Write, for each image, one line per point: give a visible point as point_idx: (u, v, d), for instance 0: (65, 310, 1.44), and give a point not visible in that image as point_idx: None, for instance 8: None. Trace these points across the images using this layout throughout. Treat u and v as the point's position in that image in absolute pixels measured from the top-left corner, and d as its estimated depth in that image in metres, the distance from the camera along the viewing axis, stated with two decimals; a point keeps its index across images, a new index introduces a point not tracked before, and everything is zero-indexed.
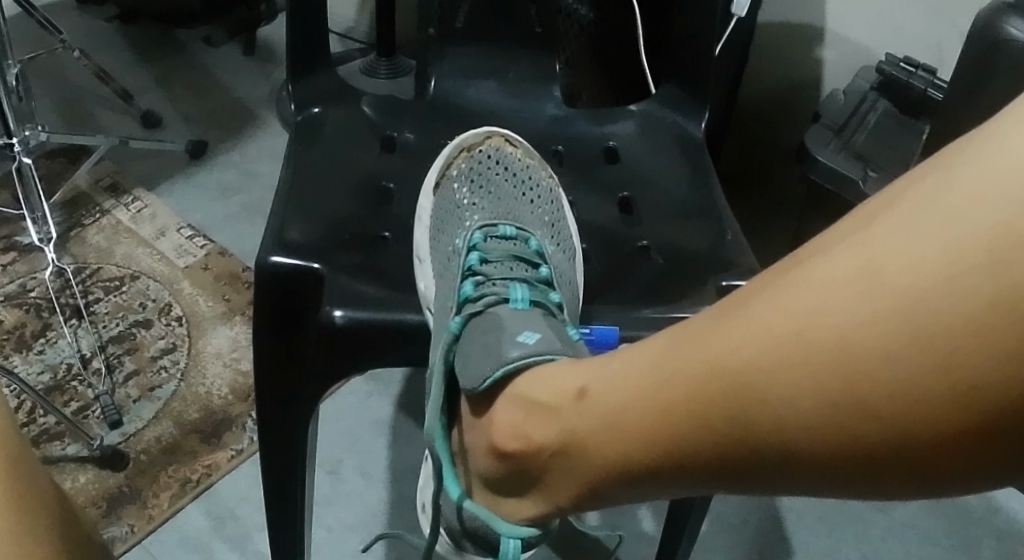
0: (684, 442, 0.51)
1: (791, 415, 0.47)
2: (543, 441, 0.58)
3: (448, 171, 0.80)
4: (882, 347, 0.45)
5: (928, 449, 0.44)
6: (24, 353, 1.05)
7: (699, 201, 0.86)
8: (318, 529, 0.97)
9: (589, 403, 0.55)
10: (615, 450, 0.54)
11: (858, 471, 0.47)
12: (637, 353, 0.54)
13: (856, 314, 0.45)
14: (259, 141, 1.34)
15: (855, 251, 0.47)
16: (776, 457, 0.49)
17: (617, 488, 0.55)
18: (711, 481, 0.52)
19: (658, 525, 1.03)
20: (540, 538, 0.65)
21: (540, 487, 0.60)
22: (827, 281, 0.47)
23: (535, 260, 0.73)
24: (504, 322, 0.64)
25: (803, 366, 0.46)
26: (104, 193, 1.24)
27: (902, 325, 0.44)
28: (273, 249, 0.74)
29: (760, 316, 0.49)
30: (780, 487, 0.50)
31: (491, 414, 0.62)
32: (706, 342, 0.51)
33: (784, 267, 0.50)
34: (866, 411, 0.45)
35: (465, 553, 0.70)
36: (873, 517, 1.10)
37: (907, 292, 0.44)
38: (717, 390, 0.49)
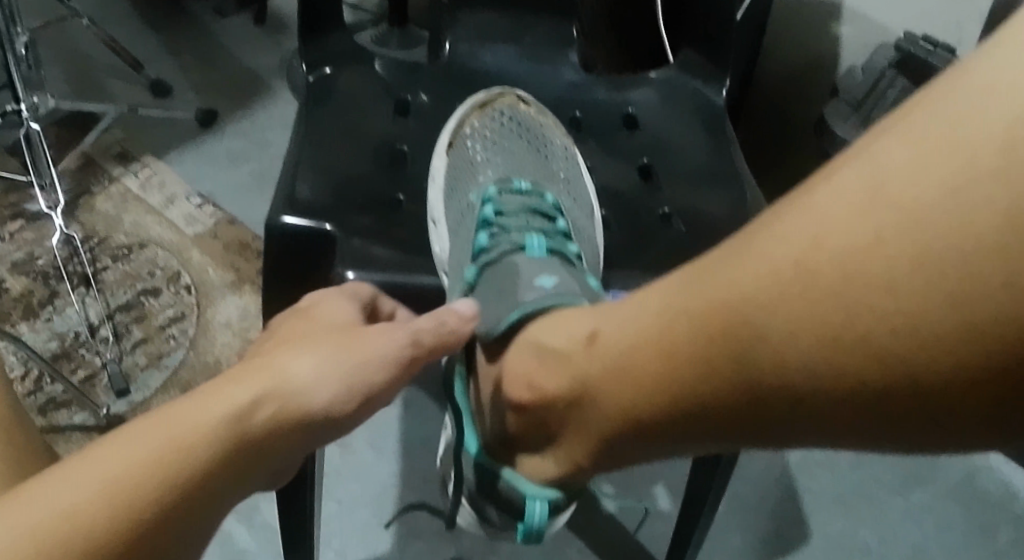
0: (685, 384, 0.49)
1: (792, 351, 0.45)
2: (556, 392, 0.56)
3: (462, 128, 0.78)
4: (888, 272, 0.42)
5: (941, 386, 0.41)
6: (32, 320, 1.04)
7: (720, 165, 0.84)
8: (328, 502, 0.96)
9: (599, 346, 0.53)
10: (621, 397, 0.52)
11: (865, 415, 0.44)
12: (641, 295, 0.53)
13: (860, 240, 0.43)
14: (270, 110, 1.32)
15: (858, 172, 0.44)
16: (780, 401, 0.46)
17: (625, 441, 0.53)
18: (719, 433, 0.49)
19: (674, 501, 1.02)
20: (568, 500, 0.63)
21: (557, 443, 0.58)
22: (831, 208, 0.45)
23: (553, 213, 0.72)
24: (521, 279, 0.63)
25: (807, 298, 0.44)
26: (112, 160, 1.22)
27: (908, 250, 0.42)
28: (286, 208, 0.73)
29: (763, 249, 0.47)
30: (785, 437, 0.47)
31: (504, 362, 0.61)
32: (708, 279, 0.49)
33: (787, 200, 0.48)
34: (870, 345, 0.43)
35: (490, 523, 0.67)
36: (892, 501, 1.07)
37: (911, 213, 0.42)
38: (718, 328, 0.47)
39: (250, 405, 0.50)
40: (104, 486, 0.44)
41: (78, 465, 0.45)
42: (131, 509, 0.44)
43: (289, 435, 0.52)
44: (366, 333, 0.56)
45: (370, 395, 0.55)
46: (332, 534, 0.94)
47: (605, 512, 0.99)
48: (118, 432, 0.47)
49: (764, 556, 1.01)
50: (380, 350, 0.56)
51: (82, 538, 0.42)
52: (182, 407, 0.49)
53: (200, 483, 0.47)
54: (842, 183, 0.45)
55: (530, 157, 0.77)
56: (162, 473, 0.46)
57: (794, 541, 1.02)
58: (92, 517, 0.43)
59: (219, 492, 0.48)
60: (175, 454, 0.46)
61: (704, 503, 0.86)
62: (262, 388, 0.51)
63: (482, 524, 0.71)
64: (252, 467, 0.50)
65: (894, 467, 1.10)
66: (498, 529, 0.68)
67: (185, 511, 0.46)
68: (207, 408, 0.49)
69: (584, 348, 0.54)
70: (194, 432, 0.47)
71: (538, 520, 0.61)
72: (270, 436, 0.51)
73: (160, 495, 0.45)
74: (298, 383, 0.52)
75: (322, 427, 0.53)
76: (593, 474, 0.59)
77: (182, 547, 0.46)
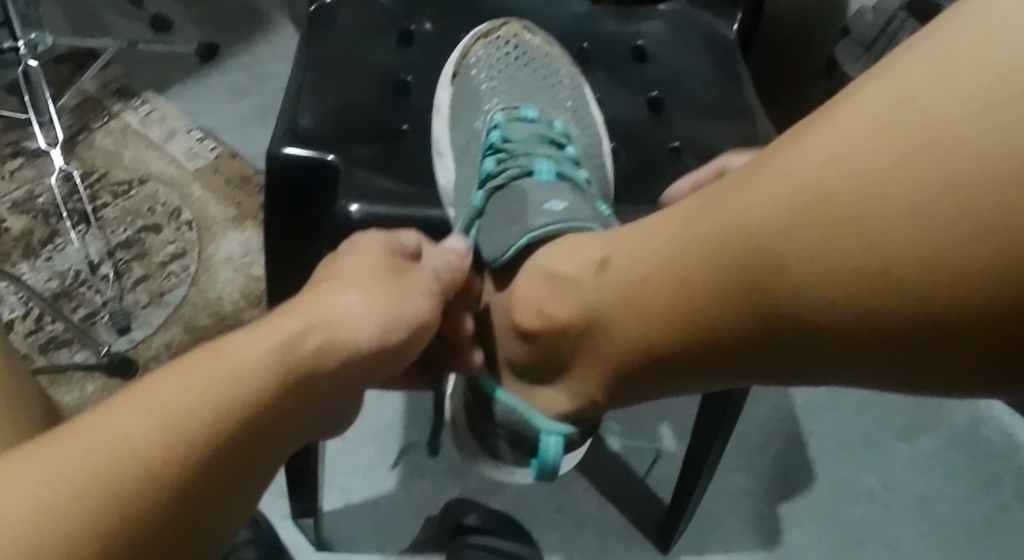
0: (701, 315, 0.47)
1: (808, 281, 0.43)
2: (567, 321, 0.55)
3: (467, 58, 0.76)
4: (911, 197, 0.40)
5: (964, 317, 0.39)
6: (32, 260, 1.03)
7: (731, 101, 0.82)
8: (332, 439, 0.96)
9: (612, 274, 0.52)
10: (637, 328, 0.51)
11: (884, 347, 0.42)
12: (657, 220, 0.51)
13: (882, 163, 0.41)
14: (271, 44, 1.29)
15: (883, 91, 0.42)
16: (796, 331, 0.44)
17: (640, 374, 0.52)
18: (736, 366, 0.48)
19: (680, 442, 1.03)
20: (581, 435, 0.62)
21: (569, 376, 0.57)
22: (853, 126, 0.42)
23: (561, 140, 0.70)
24: (529, 201, 0.62)
25: (825, 222, 0.42)
26: (112, 97, 1.20)
27: (933, 175, 0.40)
28: (287, 139, 0.70)
29: (781, 174, 0.45)
30: (801, 369, 0.46)
31: (513, 288, 0.60)
32: (724, 204, 0.47)
33: (809, 119, 0.46)
34: (893, 277, 0.41)
35: (502, 462, 0.67)
36: (897, 447, 1.06)
37: (938, 133, 0.40)
38: (735, 256, 0.46)
39: (298, 336, 0.49)
40: (163, 414, 0.42)
41: (133, 396, 0.43)
42: (196, 436, 0.42)
43: (344, 368, 0.51)
44: (404, 276, 0.57)
45: (409, 332, 0.56)
46: (336, 471, 0.95)
47: (610, 450, 1.01)
48: (166, 368, 0.45)
49: (767, 498, 1.00)
50: (420, 294, 0.58)
51: (145, 464, 0.41)
52: (232, 342, 0.47)
53: (264, 414, 0.46)
54: (867, 101, 0.43)
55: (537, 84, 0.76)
56: (222, 402, 0.44)
57: (798, 484, 1.02)
58: (157, 443, 0.41)
59: (281, 425, 0.47)
60: (232, 380, 0.45)
61: (712, 443, 0.85)
62: (311, 322, 0.50)
63: (492, 467, 0.70)
64: (311, 400, 0.49)
65: (901, 411, 1.09)
66: (510, 469, 0.67)
67: (250, 442, 0.45)
68: (259, 339, 0.47)
69: (596, 275, 0.53)
70: (249, 362, 0.46)
71: (552, 457, 0.60)
72: (326, 367, 0.49)
73: (224, 422, 0.44)
74: (345, 317, 0.52)
75: (372, 361, 0.53)
76: (607, 408, 0.58)
77: (246, 478, 0.45)
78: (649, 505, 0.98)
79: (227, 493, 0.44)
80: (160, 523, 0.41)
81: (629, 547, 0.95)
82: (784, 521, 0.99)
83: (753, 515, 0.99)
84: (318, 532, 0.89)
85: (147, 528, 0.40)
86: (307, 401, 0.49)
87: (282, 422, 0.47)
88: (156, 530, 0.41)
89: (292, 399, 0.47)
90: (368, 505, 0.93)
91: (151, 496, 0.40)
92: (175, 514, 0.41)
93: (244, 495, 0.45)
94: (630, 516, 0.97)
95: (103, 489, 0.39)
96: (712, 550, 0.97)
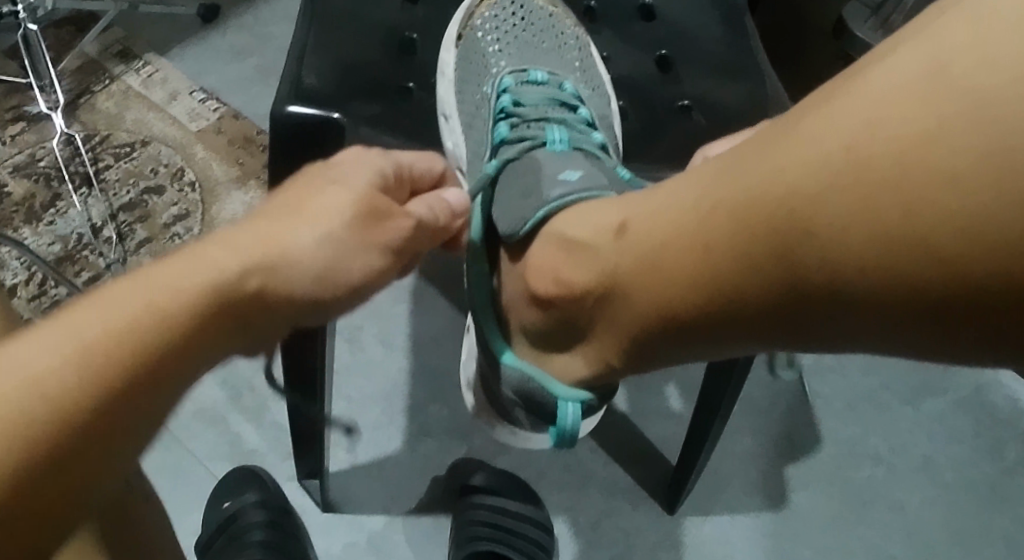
0: (725, 281, 0.46)
1: (840, 247, 0.41)
2: (584, 287, 0.53)
3: (472, 22, 0.74)
4: (947, 164, 0.39)
5: (1001, 288, 0.38)
6: (34, 224, 1.03)
7: (742, 59, 0.80)
8: (338, 400, 0.96)
9: (630, 239, 0.50)
10: (657, 295, 0.49)
11: (919, 315, 0.41)
12: (679, 183, 0.50)
13: (916, 127, 0.40)
14: (273, 3, 1.27)
15: (920, 53, 0.41)
16: (826, 298, 0.43)
17: (661, 340, 0.51)
18: (759, 332, 0.47)
19: (685, 403, 1.02)
20: (597, 400, 0.60)
21: (587, 342, 0.56)
22: (886, 88, 0.41)
23: (574, 102, 0.70)
24: (542, 174, 0.59)
25: (859, 185, 0.41)
26: (113, 60, 1.18)
27: (976, 142, 0.38)
28: (290, 97, 0.68)
29: (810, 134, 0.43)
30: (831, 336, 0.45)
31: (529, 256, 0.58)
32: (750, 166, 0.45)
33: (839, 80, 0.44)
34: (930, 245, 0.39)
35: (519, 427, 0.65)
36: (902, 410, 1.05)
37: (978, 97, 0.38)
38: (763, 222, 0.44)
39: (241, 275, 0.46)
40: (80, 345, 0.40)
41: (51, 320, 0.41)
42: (108, 371, 0.41)
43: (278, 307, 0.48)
44: (378, 226, 0.52)
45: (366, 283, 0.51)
46: (343, 432, 0.95)
47: (618, 410, 1.01)
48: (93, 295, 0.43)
49: (774, 460, 1.00)
50: (378, 249, 0.52)
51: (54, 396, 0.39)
52: (171, 266, 0.45)
53: (191, 347, 0.44)
54: (902, 62, 0.41)
55: (544, 48, 0.75)
56: (149, 335, 0.42)
57: (804, 447, 1.02)
58: (68, 384, 0.39)
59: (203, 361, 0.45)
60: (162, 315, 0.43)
61: (719, 405, 0.85)
62: (254, 258, 0.47)
63: (512, 433, 0.68)
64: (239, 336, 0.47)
65: (907, 374, 1.08)
66: (526, 432, 0.65)
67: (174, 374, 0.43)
68: (193, 275, 0.45)
69: (615, 241, 0.51)
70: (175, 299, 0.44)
71: (571, 422, 0.57)
72: (258, 311, 0.47)
73: (143, 362, 0.42)
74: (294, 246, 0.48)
75: (319, 300, 0.50)
76: (623, 375, 0.57)
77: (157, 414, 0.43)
78: (656, 464, 0.98)
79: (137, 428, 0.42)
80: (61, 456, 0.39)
81: (635, 507, 0.96)
82: (791, 483, 0.99)
83: (759, 477, 0.99)
84: (325, 492, 0.90)
85: (45, 463, 0.39)
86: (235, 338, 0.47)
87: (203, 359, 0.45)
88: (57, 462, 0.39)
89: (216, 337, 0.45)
90: (374, 466, 0.93)
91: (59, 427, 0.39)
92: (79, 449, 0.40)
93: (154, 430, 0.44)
94: (637, 475, 0.97)
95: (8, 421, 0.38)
96: (718, 511, 0.97)
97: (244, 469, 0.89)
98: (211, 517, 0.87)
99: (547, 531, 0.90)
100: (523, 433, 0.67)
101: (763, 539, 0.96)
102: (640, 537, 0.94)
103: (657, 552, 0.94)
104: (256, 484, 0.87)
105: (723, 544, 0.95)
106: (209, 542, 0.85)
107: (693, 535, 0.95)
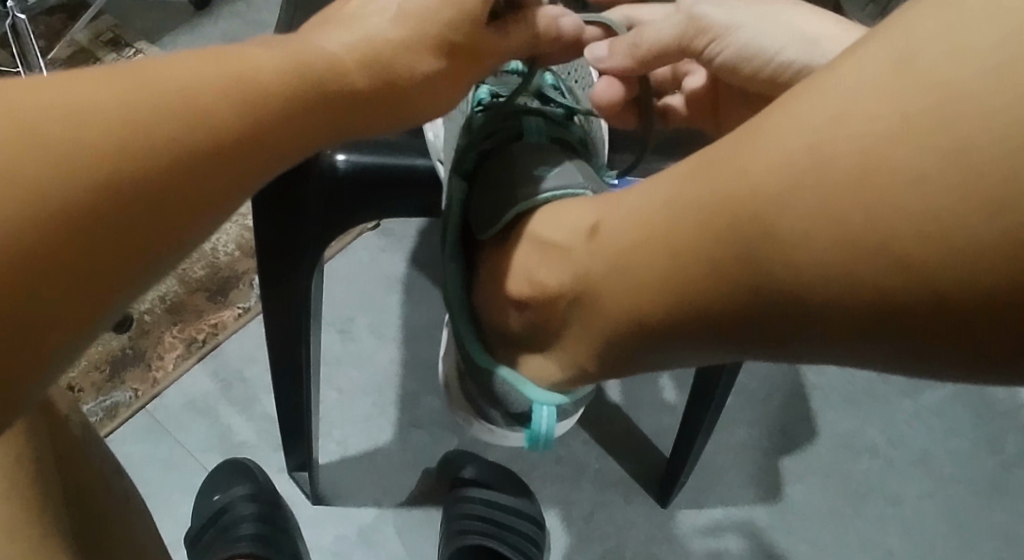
0: (691, 288, 0.44)
1: (804, 252, 0.40)
2: (557, 289, 0.52)
3: None
4: (912, 166, 0.37)
5: (972, 296, 0.37)
6: None
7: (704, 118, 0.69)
8: (328, 391, 0.96)
9: (601, 241, 0.49)
10: (626, 300, 0.48)
11: (887, 324, 0.39)
12: (646, 187, 0.48)
13: (877, 124, 0.38)
14: None
15: (885, 44, 0.39)
16: (791, 309, 0.42)
17: (632, 346, 0.49)
18: (726, 340, 0.45)
19: (680, 394, 1.02)
20: (572, 403, 0.61)
21: (560, 345, 0.55)
22: (849, 87, 0.39)
23: (553, 94, 0.64)
24: (518, 173, 0.57)
25: (824, 188, 0.39)
26: (104, 48, 1.17)
27: (943, 141, 0.36)
28: None
29: (776, 134, 0.41)
30: (799, 346, 0.43)
31: (504, 256, 0.57)
32: (716, 167, 0.44)
33: (803, 81, 0.42)
34: (892, 251, 0.38)
35: (492, 426, 0.66)
36: (900, 402, 1.04)
37: (940, 93, 0.37)
38: (726, 227, 0.42)
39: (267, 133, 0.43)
40: (130, 101, 0.38)
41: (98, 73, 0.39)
42: (161, 141, 0.38)
43: (326, 119, 0.46)
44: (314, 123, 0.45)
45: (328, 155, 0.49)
46: (333, 423, 0.95)
47: (611, 402, 1.00)
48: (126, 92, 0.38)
49: (769, 452, 1.00)
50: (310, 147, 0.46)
51: (97, 161, 0.37)
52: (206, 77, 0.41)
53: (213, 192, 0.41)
54: (866, 59, 0.39)
55: None
56: (176, 168, 0.39)
57: (799, 439, 1.01)
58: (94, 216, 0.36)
59: (257, 153, 0.42)
60: (192, 145, 0.39)
61: (713, 398, 0.84)
62: (305, 58, 0.45)
63: (484, 431, 0.68)
64: (289, 152, 0.44)
65: None
66: (499, 431, 0.66)
67: (186, 215, 0.40)
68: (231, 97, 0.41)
69: (587, 242, 0.50)
70: (236, 72, 0.42)
71: (544, 427, 0.60)
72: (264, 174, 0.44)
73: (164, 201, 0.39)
74: (340, 60, 0.47)
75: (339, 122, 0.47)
76: (599, 380, 0.56)
77: (205, 209, 0.41)
78: (648, 457, 0.98)
79: (179, 223, 0.40)
80: (87, 235, 0.36)
81: (628, 500, 0.95)
82: (786, 476, 0.98)
83: (754, 470, 0.98)
84: (314, 485, 0.90)
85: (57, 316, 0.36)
86: (294, 139, 0.44)
87: (263, 161, 0.43)
88: (88, 245, 0.37)
89: (274, 128, 0.43)
90: (365, 458, 0.93)
91: (104, 209, 0.37)
92: (109, 234, 0.37)
93: (195, 221, 0.40)
94: (629, 469, 0.97)
95: (50, 177, 0.35)
96: (711, 504, 0.96)
97: (235, 461, 0.89)
98: (201, 509, 0.87)
99: (540, 526, 0.89)
100: (497, 432, 0.67)
101: (758, 533, 0.95)
102: (633, 530, 0.94)
103: (649, 545, 0.93)
104: (246, 477, 0.88)
105: (716, 538, 0.95)
106: (199, 535, 0.85)
107: (686, 528, 0.95)
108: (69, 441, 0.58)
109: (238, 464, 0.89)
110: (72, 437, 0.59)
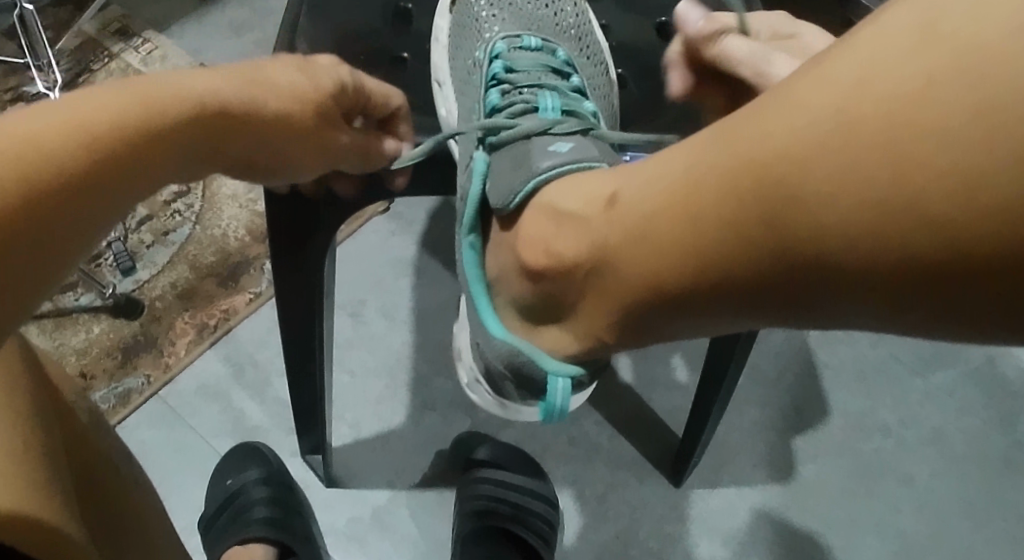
0: (717, 253, 0.44)
1: (828, 215, 0.40)
2: (574, 259, 0.52)
3: None
4: (941, 128, 0.37)
5: (993, 256, 0.36)
6: None
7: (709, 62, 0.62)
8: (340, 373, 0.97)
9: (620, 209, 0.49)
10: (649, 265, 0.47)
11: (911, 284, 0.39)
12: (667, 154, 0.48)
13: (905, 86, 0.38)
14: None
15: (914, 5, 0.39)
16: (816, 269, 0.41)
17: (653, 312, 0.49)
18: (748, 305, 0.45)
19: (692, 373, 1.02)
20: (589, 377, 0.60)
21: (577, 317, 0.55)
22: (876, 45, 0.39)
23: (566, 70, 0.66)
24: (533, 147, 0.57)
25: (852, 152, 0.39)
26: (113, 39, 1.19)
27: (969, 99, 0.36)
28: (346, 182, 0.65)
29: (801, 96, 0.41)
30: (820, 309, 0.43)
31: (520, 229, 0.57)
32: (741, 132, 0.43)
33: (831, 43, 0.42)
34: (920, 212, 0.37)
35: (507, 401, 0.66)
36: (911, 382, 1.04)
37: (965, 54, 0.36)
38: (748, 188, 0.42)
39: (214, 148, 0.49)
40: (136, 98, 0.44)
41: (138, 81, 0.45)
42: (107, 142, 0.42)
43: (247, 137, 0.50)
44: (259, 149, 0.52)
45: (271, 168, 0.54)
46: (345, 406, 0.95)
47: (622, 382, 1.00)
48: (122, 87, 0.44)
49: (780, 431, 1.00)
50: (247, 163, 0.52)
51: (44, 155, 0.39)
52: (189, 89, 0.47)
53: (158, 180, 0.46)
54: (894, 18, 0.39)
55: (539, 14, 0.70)
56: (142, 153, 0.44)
57: (811, 417, 1.01)
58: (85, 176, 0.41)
59: (167, 158, 0.46)
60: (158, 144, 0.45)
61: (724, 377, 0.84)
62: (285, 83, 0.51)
63: (500, 405, 0.68)
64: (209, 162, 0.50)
65: (916, 345, 1.07)
66: (514, 405, 0.66)
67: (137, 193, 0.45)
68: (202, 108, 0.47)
69: (604, 212, 0.50)
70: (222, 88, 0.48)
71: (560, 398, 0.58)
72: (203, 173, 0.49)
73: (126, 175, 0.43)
74: (284, 92, 0.51)
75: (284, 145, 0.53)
76: (618, 350, 0.56)
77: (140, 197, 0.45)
78: (661, 438, 0.98)
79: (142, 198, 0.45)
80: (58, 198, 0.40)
81: (641, 480, 0.95)
82: (798, 455, 0.98)
83: (766, 450, 0.98)
84: (326, 468, 0.90)
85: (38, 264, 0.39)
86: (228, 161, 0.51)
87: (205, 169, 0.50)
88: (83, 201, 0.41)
89: (187, 136, 0.47)
90: (378, 441, 0.94)
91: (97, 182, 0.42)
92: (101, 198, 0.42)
93: (105, 224, 0.44)
94: (641, 448, 0.97)
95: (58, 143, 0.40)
96: (725, 484, 0.96)
97: (245, 446, 0.89)
98: (215, 492, 0.87)
99: (552, 506, 0.89)
100: (511, 407, 0.68)
101: (770, 512, 0.95)
102: (646, 511, 0.94)
103: (662, 525, 0.93)
104: (257, 461, 0.88)
105: (728, 517, 0.95)
106: (211, 520, 0.86)
107: (699, 507, 0.95)
108: (76, 429, 0.58)
109: (250, 449, 0.89)
110: (82, 426, 0.59)
